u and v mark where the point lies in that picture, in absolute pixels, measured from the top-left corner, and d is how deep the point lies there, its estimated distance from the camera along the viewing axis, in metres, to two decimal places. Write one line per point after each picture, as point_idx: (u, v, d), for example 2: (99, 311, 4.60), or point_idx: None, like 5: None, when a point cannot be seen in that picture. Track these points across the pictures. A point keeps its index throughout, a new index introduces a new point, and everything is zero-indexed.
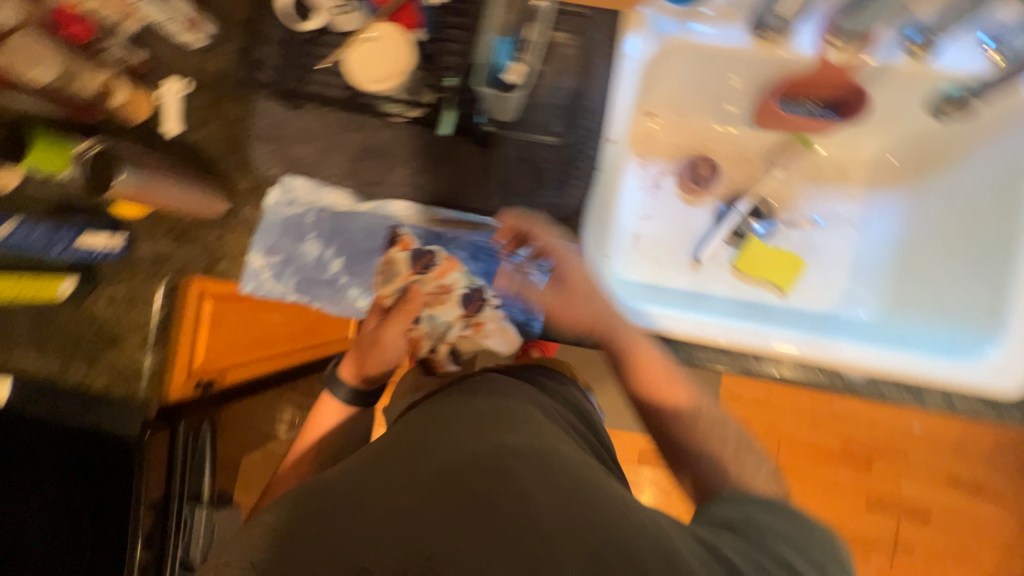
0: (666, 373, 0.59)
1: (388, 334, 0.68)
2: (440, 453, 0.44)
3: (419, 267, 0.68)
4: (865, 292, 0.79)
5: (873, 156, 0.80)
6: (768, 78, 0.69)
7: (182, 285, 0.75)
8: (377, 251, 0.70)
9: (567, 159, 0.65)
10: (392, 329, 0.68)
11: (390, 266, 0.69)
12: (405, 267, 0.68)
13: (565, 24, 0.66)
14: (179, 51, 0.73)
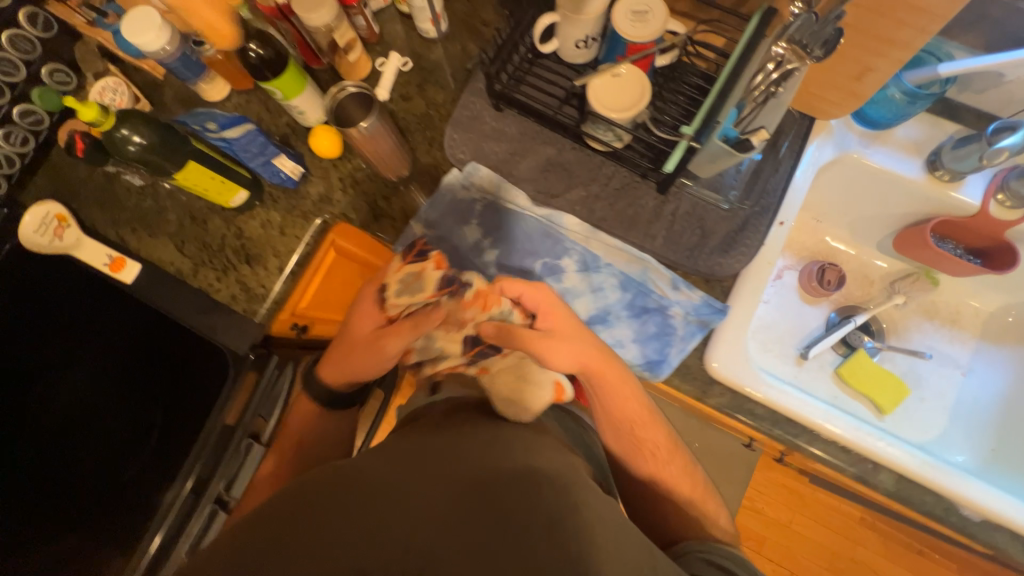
0: (627, 396, 0.63)
1: (388, 342, 0.61)
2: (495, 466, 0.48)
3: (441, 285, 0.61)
4: (963, 437, 0.79)
5: (988, 312, 0.85)
6: (926, 211, 0.74)
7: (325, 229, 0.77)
8: (397, 266, 0.63)
9: (735, 227, 0.70)
10: (393, 336, 0.61)
11: (410, 277, 0.61)
12: (426, 284, 0.61)
13: None
14: (409, 34, 0.82)
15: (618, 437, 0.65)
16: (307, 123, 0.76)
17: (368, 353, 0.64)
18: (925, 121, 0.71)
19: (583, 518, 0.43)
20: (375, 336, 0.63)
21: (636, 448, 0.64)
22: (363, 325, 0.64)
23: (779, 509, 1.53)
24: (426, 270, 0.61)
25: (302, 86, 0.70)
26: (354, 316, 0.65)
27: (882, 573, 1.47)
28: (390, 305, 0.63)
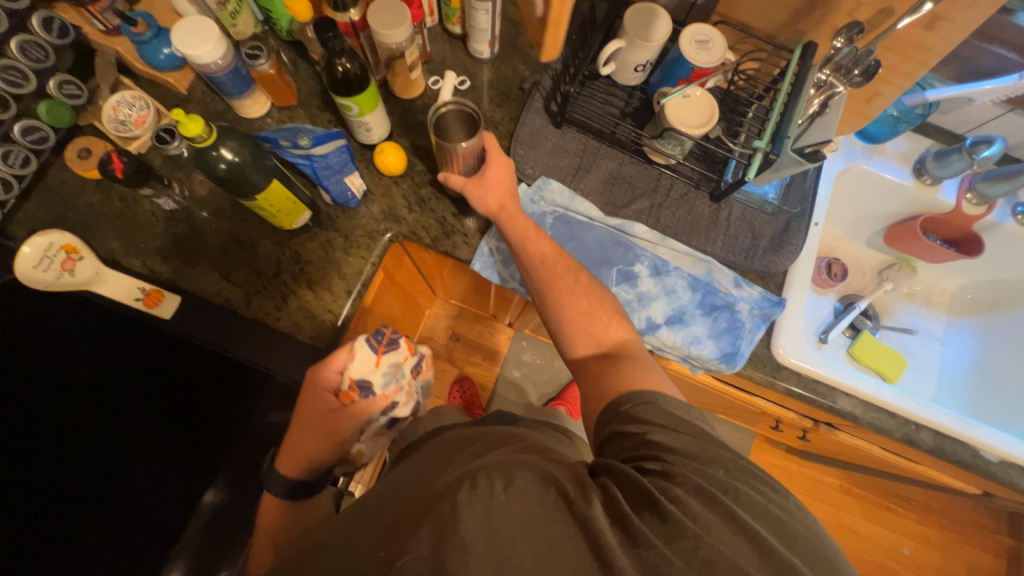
0: (536, 231, 0.70)
1: (346, 421, 0.67)
2: (442, 476, 0.52)
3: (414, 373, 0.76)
4: (952, 396, 0.94)
5: (952, 292, 1.03)
6: (911, 210, 0.90)
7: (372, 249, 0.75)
8: (374, 361, 0.69)
9: (781, 228, 0.79)
10: (351, 416, 0.67)
11: (394, 364, 0.72)
12: (406, 369, 0.75)
13: None
14: (458, 54, 0.84)
15: (536, 280, 0.69)
16: (369, 141, 0.74)
17: (324, 435, 0.67)
18: (908, 137, 0.86)
19: (472, 504, 0.43)
20: (329, 419, 0.67)
21: (559, 294, 0.68)
22: (316, 405, 0.68)
23: None
24: (404, 360, 0.74)
25: (375, 103, 0.68)
26: (311, 407, 0.68)
27: (862, 534, 1.66)
28: (343, 391, 0.68)
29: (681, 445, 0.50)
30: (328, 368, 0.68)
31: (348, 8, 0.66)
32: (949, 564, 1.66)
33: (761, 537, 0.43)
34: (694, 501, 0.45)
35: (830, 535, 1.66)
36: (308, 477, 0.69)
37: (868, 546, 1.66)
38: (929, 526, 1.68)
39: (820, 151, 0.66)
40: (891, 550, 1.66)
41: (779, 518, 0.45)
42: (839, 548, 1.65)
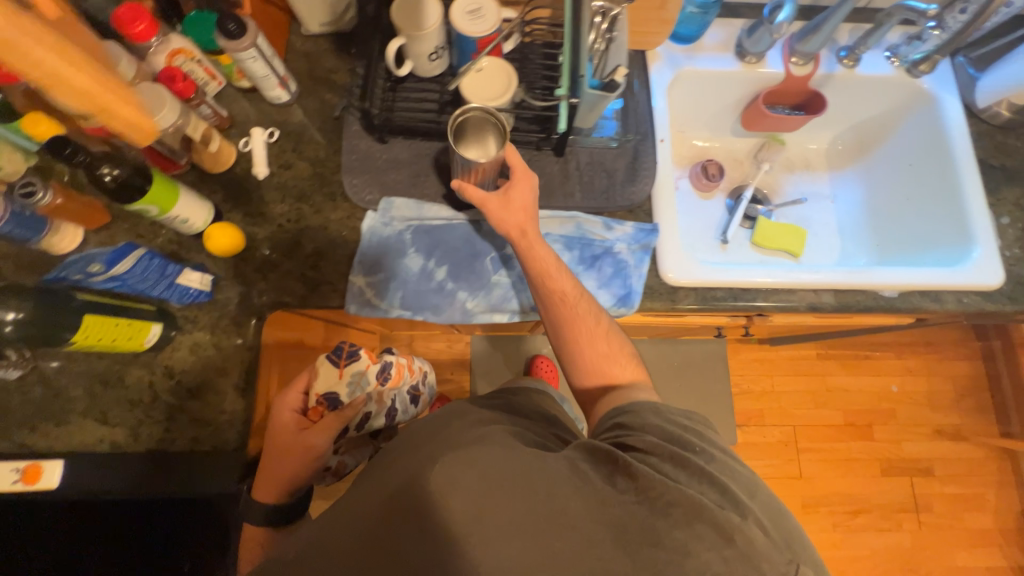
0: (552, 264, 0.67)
1: (317, 437, 0.67)
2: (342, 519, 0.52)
3: (372, 373, 0.79)
4: (856, 246, 0.97)
5: (826, 148, 1.05)
6: (753, 90, 0.91)
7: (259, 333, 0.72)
8: (337, 373, 0.72)
9: (631, 158, 0.79)
10: (321, 430, 0.68)
11: (358, 373, 0.75)
12: (371, 376, 0.78)
13: None
14: (259, 106, 0.80)
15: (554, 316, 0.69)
16: (194, 230, 0.71)
17: (297, 459, 0.66)
18: (720, 25, 0.87)
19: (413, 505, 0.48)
20: (298, 438, 0.67)
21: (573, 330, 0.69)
22: (286, 428, 0.68)
23: (759, 380, 1.71)
24: (368, 369, 0.77)
25: (176, 194, 0.65)
26: (280, 431, 0.68)
27: (852, 387, 1.73)
28: (313, 408, 0.70)
29: (659, 429, 0.58)
30: (291, 391, 0.71)
31: None
32: (934, 383, 1.74)
33: (721, 484, 0.50)
34: (670, 468, 0.52)
35: (825, 401, 1.71)
36: (290, 501, 0.68)
37: (862, 396, 1.72)
38: (905, 357, 1.75)
39: (615, 81, 0.64)
40: (880, 389, 1.73)
41: (736, 473, 0.53)
42: (836, 409, 1.71)
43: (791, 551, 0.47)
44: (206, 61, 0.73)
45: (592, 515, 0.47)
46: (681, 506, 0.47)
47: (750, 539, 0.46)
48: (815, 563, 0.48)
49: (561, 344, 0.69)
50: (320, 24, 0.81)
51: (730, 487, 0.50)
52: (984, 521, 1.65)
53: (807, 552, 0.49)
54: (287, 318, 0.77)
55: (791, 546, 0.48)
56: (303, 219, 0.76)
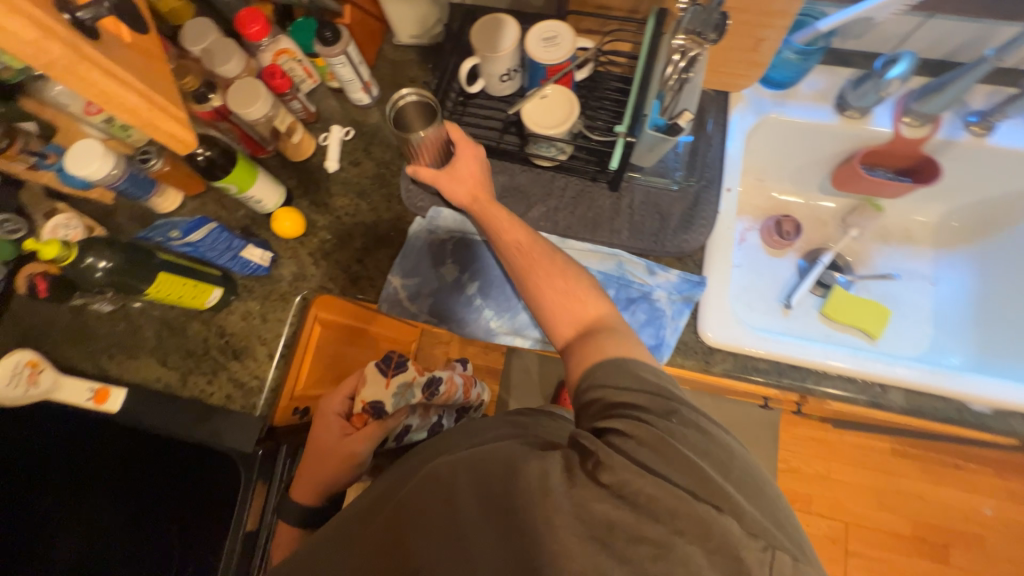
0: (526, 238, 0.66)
1: (358, 444, 0.72)
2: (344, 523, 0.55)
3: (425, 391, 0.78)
4: (951, 340, 0.83)
5: (934, 221, 0.91)
6: (850, 147, 0.81)
7: (302, 309, 0.78)
8: (383, 383, 0.72)
9: (689, 204, 0.75)
10: (362, 438, 0.72)
11: (403, 386, 0.73)
12: (418, 389, 0.76)
13: None
14: (343, 106, 0.87)
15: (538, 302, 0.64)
16: (266, 210, 0.79)
17: (336, 463, 0.72)
18: (822, 72, 0.79)
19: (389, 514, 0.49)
20: (342, 442, 0.73)
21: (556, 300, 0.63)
22: (330, 433, 0.74)
23: (813, 462, 1.51)
24: (415, 381, 0.75)
25: (253, 177, 0.72)
26: (325, 433, 0.74)
27: (930, 497, 1.46)
28: (356, 415, 0.73)
29: (636, 398, 0.51)
30: (338, 396, 0.75)
31: (209, 98, 0.71)
32: None
33: (698, 464, 0.44)
34: (646, 452, 0.45)
35: (891, 505, 1.47)
36: (323, 504, 0.75)
37: (941, 511, 1.45)
38: (1010, 478, 1.45)
39: (677, 124, 0.63)
40: (967, 509, 1.45)
41: (715, 452, 0.47)
42: (903, 516, 1.46)
43: (773, 531, 0.42)
44: (306, 62, 0.80)
45: (577, 525, 0.41)
46: (663, 503, 0.42)
47: (732, 532, 0.40)
48: (808, 553, 0.42)
49: (548, 311, 0.63)
50: (409, 36, 0.86)
51: (705, 469, 0.44)
52: None
53: (791, 530, 0.43)
54: (334, 302, 0.81)
55: (771, 528, 0.42)
56: (359, 214, 0.81)
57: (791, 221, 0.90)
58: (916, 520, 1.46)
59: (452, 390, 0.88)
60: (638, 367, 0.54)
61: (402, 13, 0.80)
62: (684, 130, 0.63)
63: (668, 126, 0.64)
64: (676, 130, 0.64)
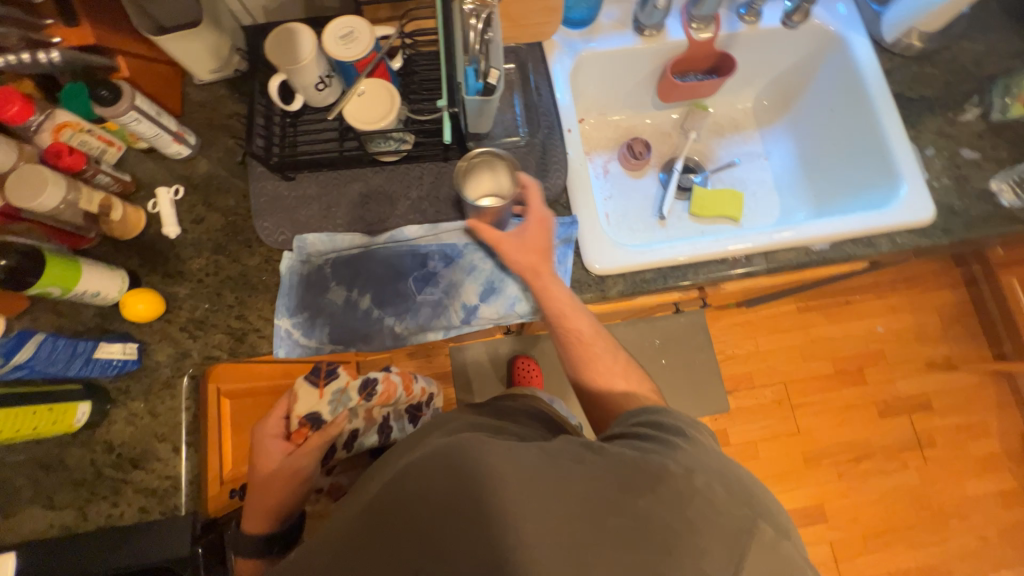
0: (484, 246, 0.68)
1: (303, 460, 0.68)
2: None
3: (364, 392, 0.76)
4: (794, 201, 0.96)
5: (751, 105, 1.03)
6: (661, 63, 0.89)
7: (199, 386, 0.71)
8: (315, 394, 0.71)
9: (540, 153, 0.78)
10: (305, 451, 0.68)
11: (339, 390, 0.74)
12: (355, 393, 0.75)
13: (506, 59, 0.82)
14: (163, 165, 0.79)
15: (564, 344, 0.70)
16: (111, 301, 0.70)
17: (282, 486, 0.66)
18: (614, 2, 0.85)
19: None
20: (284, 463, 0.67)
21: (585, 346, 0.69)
22: (270, 456, 0.69)
23: (743, 343, 1.68)
24: (349, 383, 0.75)
25: (76, 271, 0.64)
26: (265, 461, 0.68)
27: (839, 335, 1.68)
28: (296, 431, 0.70)
29: (654, 422, 0.56)
30: (273, 417, 0.72)
31: None
32: (923, 318, 1.70)
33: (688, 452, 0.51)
34: (654, 451, 0.51)
35: (814, 354, 1.68)
36: (283, 527, 0.68)
37: (851, 342, 1.68)
38: (889, 295, 1.71)
39: (490, 83, 0.65)
40: (868, 332, 1.69)
41: (702, 445, 0.53)
42: (826, 358, 1.67)
43: (750, 504, 0.47)
44: (97, 129, 0.72)
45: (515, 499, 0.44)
46: (650, 474, 0.47)
47: (706, 496, 0.46)
48: (778, 528, 0.48)
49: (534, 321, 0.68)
50: (208, 71, 0.79)
51: (691, 454, 0.51)
52: (989, 445, 1.63)
53: (764, 507, 0.49)
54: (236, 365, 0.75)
55: (745, 498, 0.48)
56: (221, 270, 0.75)
57: (641, 141, 0.97)
58: (836, 358, 1.68)
59: (393, 388, 0.81)
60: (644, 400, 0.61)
61: (189, 49, 0.74)
62: (497, 88, 0.65)
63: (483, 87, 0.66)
64: (491, 89, 0.66)
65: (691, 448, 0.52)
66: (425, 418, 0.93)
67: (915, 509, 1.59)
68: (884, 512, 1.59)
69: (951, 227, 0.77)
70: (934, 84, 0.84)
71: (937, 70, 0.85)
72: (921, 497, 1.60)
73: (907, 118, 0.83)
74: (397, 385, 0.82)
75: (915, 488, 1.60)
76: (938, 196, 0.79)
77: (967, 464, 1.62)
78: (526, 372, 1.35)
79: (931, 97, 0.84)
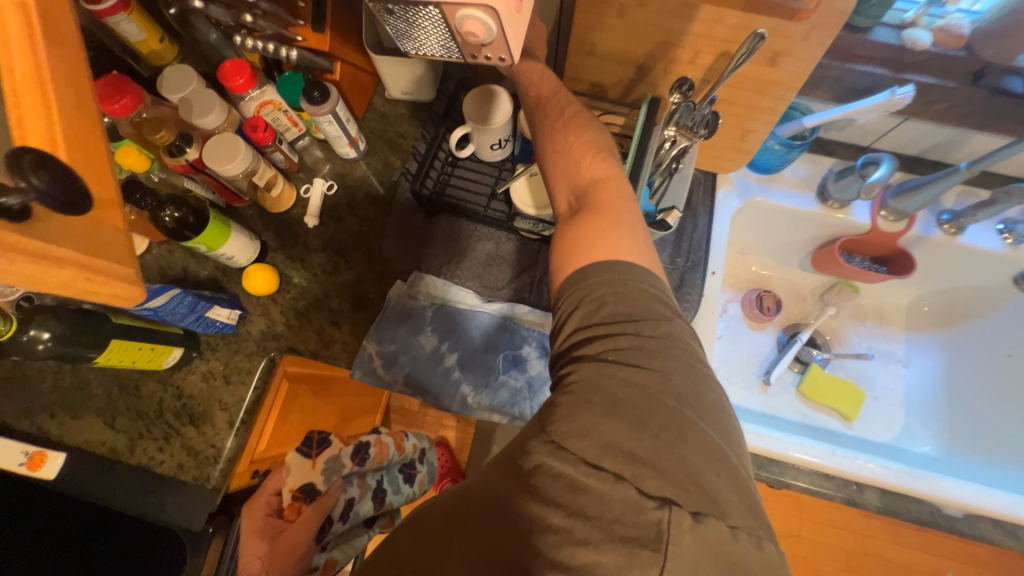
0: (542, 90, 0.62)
1: (299, 531, 0.77)
2: None
3: (354, 459, 0.91)
4: (921, 426, 0.85)
5: (908, 304, 0.93)
6: (832, 234, 0.83)
7: (272, 368, 0.74)
8: (307, 465, 0.84)
9: (675, 285, 0.74)
10: (302, 523, 0.78)
11: (330, 459, 0.88)
12: (345, 458, 0.90)
13: None
14: (328, 157, 0.84)
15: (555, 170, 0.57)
16: (238, 265, 0.75)
17: (283, 556, 0.73)
18: (806, 160, 0.81)
19: None
20: (281, 537, 0.75)
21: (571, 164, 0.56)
22: (258, 540, 0.72)
23: (785, 518, 1.49)
24: (339, 453, 0.89)
25: (225, 235, 0.68)
26: (251, 537, 0.72)
27: (900, 559, 1.45)
28: (287, 508, 0.80)
29: (607, 312, 0.47)
30: (262, 494, 0.78)
31: (184, 151, 0.67)
32: None
33: (624, 418, 0.41)
34: (607, 384, 0.43)
35: (861, 567, 1.46)
36: None
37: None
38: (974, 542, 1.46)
39: (666, 220, 0.64)
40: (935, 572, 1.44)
41: (662, 400, 0.42)
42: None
43: (691, 481, 0.39)
44: (291, 112, 0.78)
45: None
46: (591, 496, 0.39)
47: (632, 496, 0.39)
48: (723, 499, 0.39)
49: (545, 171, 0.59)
50: (401, 91, 0.84)
51: (621, 427, 0.41)
52: None
53: (714, 484, 0.39)
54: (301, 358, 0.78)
55: (683, 478, 0.39)
56: (337, 273, 0.78)
57: (773, 297, 0.91)
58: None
59: (384, 449, 0.98)
60: (605, 272, 0.48)
61: (396, 71, 0.78)
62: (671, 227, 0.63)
63: (655, 222, 0.64)
64: (663, 227, 0.64)
65: (629, 390, 0.42)
66: (420, 473, 1.08)
67: None
68: None
69: None
70: None
71: None
72: None
73: None
74: (391, 448, 1.01)
75: None
76: None
77: None
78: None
79: None
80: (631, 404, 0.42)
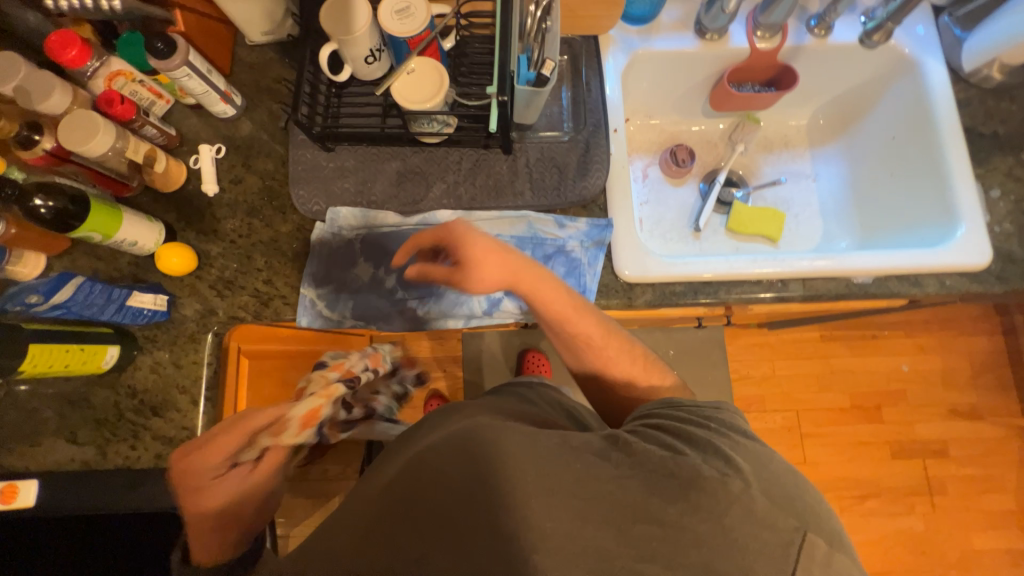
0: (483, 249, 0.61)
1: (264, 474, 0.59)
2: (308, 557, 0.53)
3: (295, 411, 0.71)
4: (838, 227, 0.92)
5: (806, 122, 0.98)
6: (720, 69, 0.86)
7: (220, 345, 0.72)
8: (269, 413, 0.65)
9: (582, 152, 0.76)
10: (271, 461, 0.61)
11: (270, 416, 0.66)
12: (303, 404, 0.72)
13: (565, 48, 0.81)
14: (208, 122, 0.80)
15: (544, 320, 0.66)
16: (147, 251, 0.72)
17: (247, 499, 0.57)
18: (677, 1, 0.82)
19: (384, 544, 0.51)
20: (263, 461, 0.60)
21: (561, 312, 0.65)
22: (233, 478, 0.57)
23: (759, 366, 1.60)
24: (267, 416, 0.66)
25: (117, 219, 0.66)
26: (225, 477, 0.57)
27: (863, 369, 1.59)
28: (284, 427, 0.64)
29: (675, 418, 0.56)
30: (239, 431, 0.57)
31: (36, 140, 0.64)
32: (954, 363, 1.59)
33: (724, 461, 0.50)
34: (682, 442, 0.53)
35: (834, 386, 1.59)
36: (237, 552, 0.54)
37: (876, 378, 1.59)
38: (921, 334, 1.60)
39: (543, 74, 0.65)
40: (895, 369, 1.59)
41: (758, 454, 0.52)
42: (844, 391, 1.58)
43: (790, 512, 0.47)
44: (148, 81, 0.73)
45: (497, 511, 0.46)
46: (706, 494, 0.47)
47: (755, 509, 0.47)
48: (831, 532, 0.48)
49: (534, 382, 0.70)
50: (260, 33, 0.79)
51: (726, 471, 0.49)
52: (1014, 503, 1.52)
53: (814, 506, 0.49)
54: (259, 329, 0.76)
55: (799, 510, 0.48)
56: (254, 234, 0.76)
57: (686, 149, 0.93)
58: (856, 394, 1.58)
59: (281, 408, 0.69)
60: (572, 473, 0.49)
61: (246, 7, 0.73)
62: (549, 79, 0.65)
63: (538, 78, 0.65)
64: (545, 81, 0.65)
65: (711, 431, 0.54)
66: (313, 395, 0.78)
67: (918, 558, 1.50)
68: (895, 562, 1.50)
69: (1007, 275, 0.73)
70: (1010, 121, 0.79)
71: (1014, 107, 0.80)
72: (932, 548, 1.51)
73: (974, 154, 0.79)
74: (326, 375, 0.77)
75: (927, 540, 1.51)
76: (998, 242, 0.75)
77: (989, 518, 1.52)
78: (537, 366, 1.28)
79: (1004, 135, 0.79)
80: (728, 457, 0.50)
